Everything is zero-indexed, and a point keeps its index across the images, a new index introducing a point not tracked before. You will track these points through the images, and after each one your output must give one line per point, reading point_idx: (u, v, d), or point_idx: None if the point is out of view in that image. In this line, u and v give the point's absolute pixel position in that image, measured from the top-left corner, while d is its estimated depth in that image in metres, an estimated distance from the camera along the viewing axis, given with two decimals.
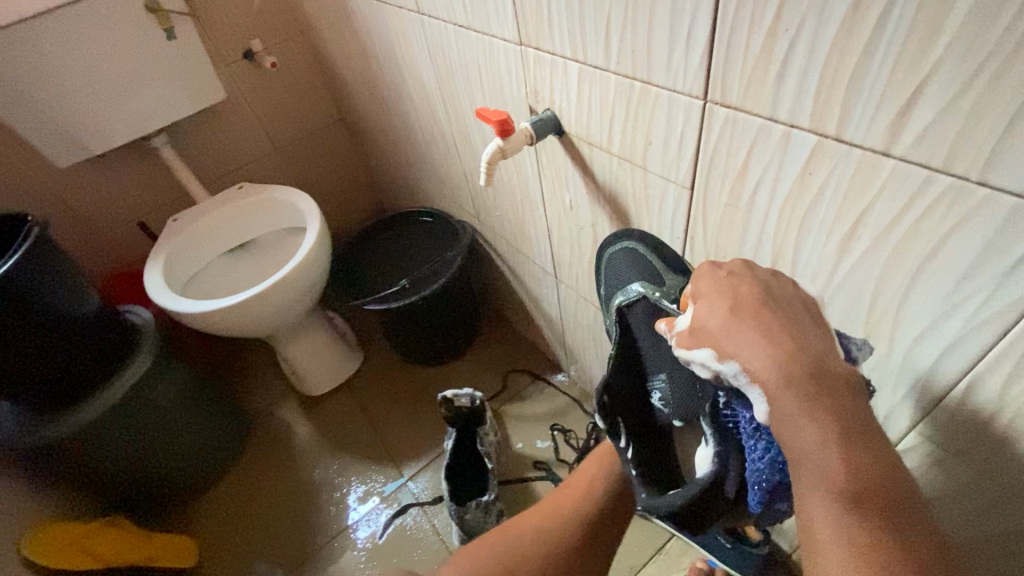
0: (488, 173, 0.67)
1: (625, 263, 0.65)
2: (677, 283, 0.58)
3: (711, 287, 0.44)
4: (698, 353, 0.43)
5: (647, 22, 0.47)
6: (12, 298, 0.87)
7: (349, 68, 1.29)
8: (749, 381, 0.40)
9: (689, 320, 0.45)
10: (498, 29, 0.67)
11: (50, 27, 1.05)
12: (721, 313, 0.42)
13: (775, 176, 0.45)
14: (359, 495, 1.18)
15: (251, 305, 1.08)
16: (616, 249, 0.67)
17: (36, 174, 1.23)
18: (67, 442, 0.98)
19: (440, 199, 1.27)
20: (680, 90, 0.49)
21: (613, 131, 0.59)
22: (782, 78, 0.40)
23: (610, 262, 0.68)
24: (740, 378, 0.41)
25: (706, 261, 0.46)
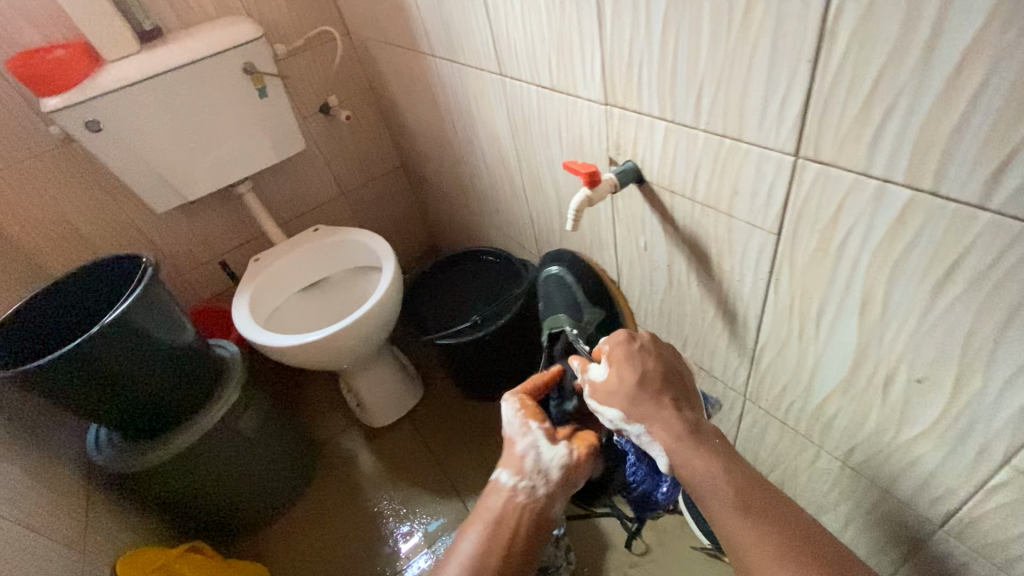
0: (576, 219, 0.72)
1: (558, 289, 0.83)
2: (593, 320, 0.76)
3: (627, 360, 0.63)
4: (611, 411, 0.63)
5: (741, 89, 0.53)
6: (129, 331, 0.96)
7: (417, 121, 1.39)
8: (650, 440, 0.60)
9: (603, 377, 0.64)
10: (584, 91, 0.75)
11: (165, 91, 1.18)
12: (629, 384, 0.62)
13: (867, 225, 0.50)
14: (406, 531, 1.20)
15: (330, 340, 1.15)
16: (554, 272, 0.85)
17: (136, 219, 1.35)
18: (164, 468, 1.05)
19: (501, 239, 1.35)
20: (772, 147, 0.54)
21: (698, 182, 0.65)
22: (876, 140, 0.45)
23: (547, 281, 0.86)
24: (643, 438, 0.61)
25: (623, 335, 0.64)
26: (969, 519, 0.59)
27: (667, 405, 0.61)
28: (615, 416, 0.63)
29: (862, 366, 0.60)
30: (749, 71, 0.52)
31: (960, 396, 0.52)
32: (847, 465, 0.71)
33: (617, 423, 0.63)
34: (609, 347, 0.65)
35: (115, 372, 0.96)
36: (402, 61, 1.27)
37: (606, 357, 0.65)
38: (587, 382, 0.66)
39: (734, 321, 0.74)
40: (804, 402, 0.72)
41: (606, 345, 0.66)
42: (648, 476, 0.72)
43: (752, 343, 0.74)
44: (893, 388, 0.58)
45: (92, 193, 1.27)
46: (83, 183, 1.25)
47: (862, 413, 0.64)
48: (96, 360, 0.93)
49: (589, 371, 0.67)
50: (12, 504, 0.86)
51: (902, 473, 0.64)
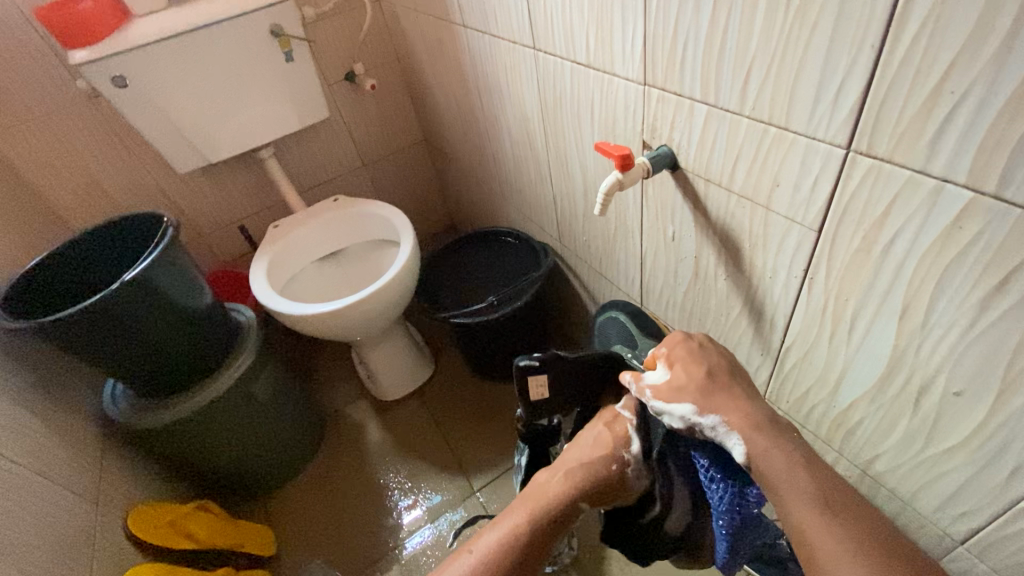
0: (605, 203, 0.70)
1: (615, 327, 0.91)
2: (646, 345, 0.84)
3: (688, 360, 0.64)
4: (679, 405, 0.61)
5: (793, 73, 0.50)
6: (148, 290, 0.96)
7: (444, 93, 1.36)
8: (727, 431, 0.58)
9: (662, 379, 0.64)
10: (622, 69, 0.72)
11: (190, 48, 1.16)
12: (698, 376, 0.62)
13: (920, 226, 0.47)
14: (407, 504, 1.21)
15: (345, 312, 1.15)
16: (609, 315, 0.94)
17: (159, 178, 1.35)
18: (177, 427, 1.06)
19: (522, 221, 1.32)
20: (820, 139, 0.51)
21: (736, 171, 0.62)
22: (939, 136, 0.42)
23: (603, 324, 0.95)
24: (719, 429, 0.58)
25: (682, 334, 0.66)
26: (997, 539, 0.57)
27: (720, 397, 0.60)
28: (689, 415, 0.60)
29: (895, 375, 0.58)
30: (804, 55, 0.49)
31: (1001, 414, 0.49)
32: (868, 474, 0.69)
33: (688, 418, 0.61)
34: (668, 349, 0.66)
35: (134, 330, 0.97)
36: (432, 31, 1.23)
37: (664, 359, 0.66)
38: (644, 388, 0.65)
39: (760, 319, 0.72)
40: (827, 407, 0.70)
41: (663, 349, 0.67)
42: (727, 478, 0.63)
43: (778, 343, 0.71)
44: (928, 400, 0.55)
45: (117, 149, 1.27)
46: (107, 139, 1.25)
47: (889, 422, 0.62)
48: (110, 317, 0.93)
49: (645, 379, 0.66)
50: (27, 452, 0.87)
51: (924, 486, 0.62)
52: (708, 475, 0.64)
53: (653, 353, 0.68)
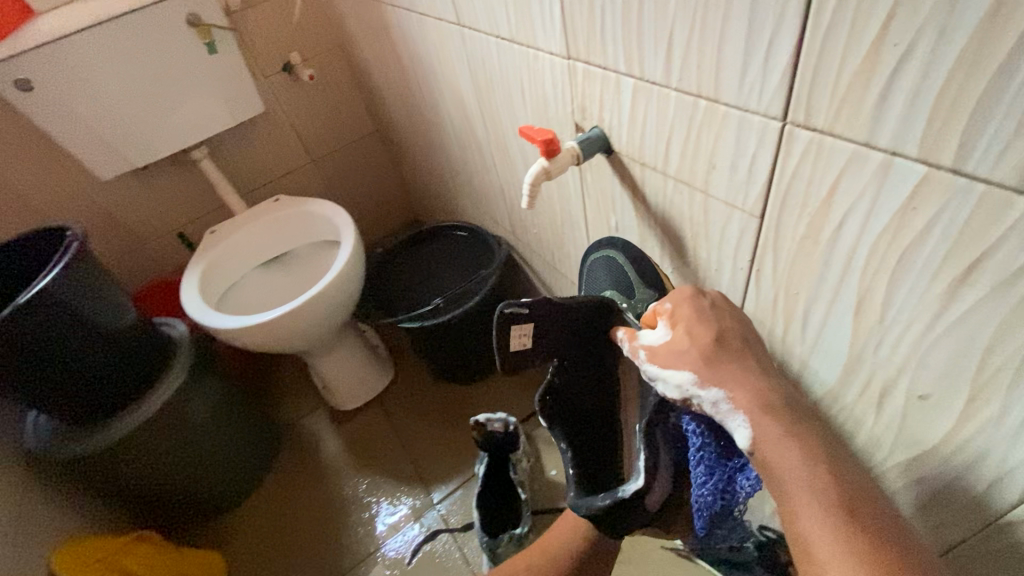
0: (532, 195, 0.62)
1: (604, 273, 0.70)
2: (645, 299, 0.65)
3: (688, 325, 0.54)
4: (677, 373, 0.52)
5: (717, 35, 0.42)
6: (52, 312, 0.87)
7: (385, 80, 1.27)
8: (731, 409, 0.48)
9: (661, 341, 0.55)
10: (545, 43, 0.63)
11: (95, 43, 1.05)
12: (703, 341, 0.52)
13: (870, 209, 0.40)
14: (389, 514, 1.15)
15: (283, 321, 1.07)
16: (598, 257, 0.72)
17: (80, 186, 1.25)
18: (103, 456, 0.98)
19: (476, 213, 1.25)
20: (754, 111, 0.44)
21: (670, 152, 0.54)
22: (884, 101, 0.35)
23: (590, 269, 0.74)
24: (722, 405, 0.49)
25: (692, 289, 0.55)
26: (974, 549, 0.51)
27: None
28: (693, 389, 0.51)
29: (854, 376, 0.51)
30: (727, 13, 0.41)
31: (973, 419, 0.43)
32: None
33: (685, 388, 0.51)
34: (673, 305, 0.55)
35: (40, 356, 0.88)
36: (364, 14, 1.14)
37: (668, 317, 0.55)
38: (639, 349, 0.56)
39: None
40: None
41: (666, 305, 0.56)
42: (721, 461, 0.57)
43: None
44: (891, 403, 0.49)
45: (30, 158, 1.17)
46: (16, 147, 1.15)
47: (853, 427, 0.55)
48: (11, 345, 0.85)
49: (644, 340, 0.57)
50: None
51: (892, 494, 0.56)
52: (701, 453, 0.58)
53: (656, 308, 0.56)
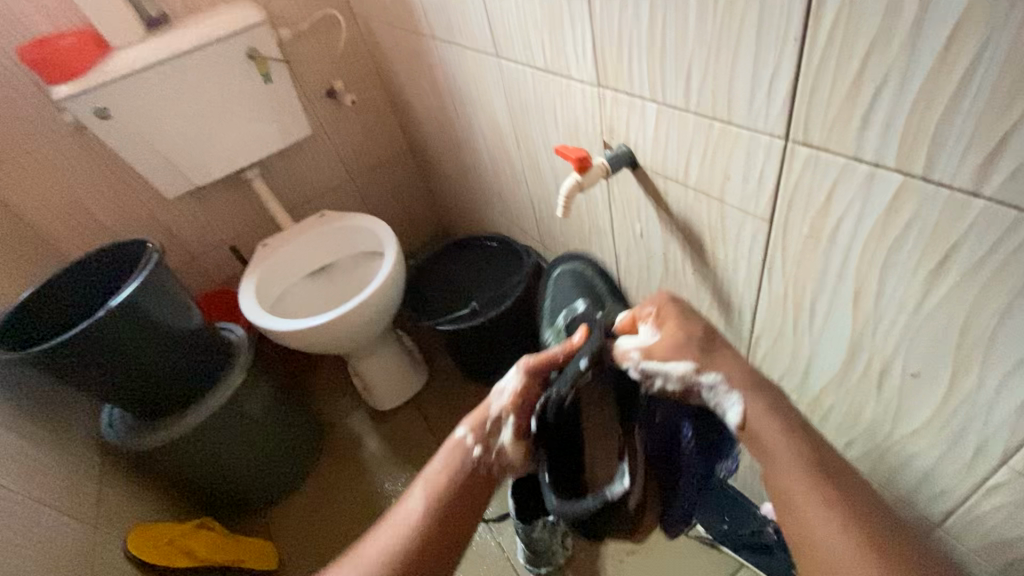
0: (566, 205, 0.71)
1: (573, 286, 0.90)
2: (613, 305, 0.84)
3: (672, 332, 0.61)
4: (677, 364, 0.58)
5: (729, 68, 0.51)
6: (134, 315, 0.98)
7: (421, 104, 1.38)
8: (727, 390, 0.56)
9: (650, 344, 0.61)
10: (577, 72, 0.72)
11: (168, 76, 1.18)
12: (693, 332, 0.60)
13: (860, 212, 0.47)
14: None
15: (332, 325, 1.16)
16: (567, 275, 0.92)
17: (146, 204, 1.37)
18: (172, 447, 1.08)
19: (506, 225, 1.34)
20: (761, 130, 0.52)
21: (690, 165, 0.63)
22: (866, 122, 0.42)
23: (559, 285, 0.93)
24: (719, 390, 0.56)
25: (668, 293, 0.64)
26: (971, 515, 0.57)
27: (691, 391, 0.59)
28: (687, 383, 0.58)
29: (856, 360, 0.58)
30: (736, 50, 0.49)
31: (958, 391, 0.49)
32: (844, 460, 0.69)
33: (684, 377, 0.58)
34: (656, 309, 0.63)
35: (123, 355, 0.99)
36: (404, 45, 1.25)
37: (655, 320, 0.62)
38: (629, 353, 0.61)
39: (729, 311, 0.72)
40: (801, 396, 0.69)
41: (647, 309, 0.65)
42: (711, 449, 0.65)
43: (748, 333, 0.71)
44: (889, 383, 0.55)
45: (105, 179, 1.30)
46: (94, 169, 1.28)
47: (858, 408, 0.62)
48: (100, 344, 0.95)
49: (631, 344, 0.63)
50: (23, 480, 0.89)
51: (897, 468, 0.62)
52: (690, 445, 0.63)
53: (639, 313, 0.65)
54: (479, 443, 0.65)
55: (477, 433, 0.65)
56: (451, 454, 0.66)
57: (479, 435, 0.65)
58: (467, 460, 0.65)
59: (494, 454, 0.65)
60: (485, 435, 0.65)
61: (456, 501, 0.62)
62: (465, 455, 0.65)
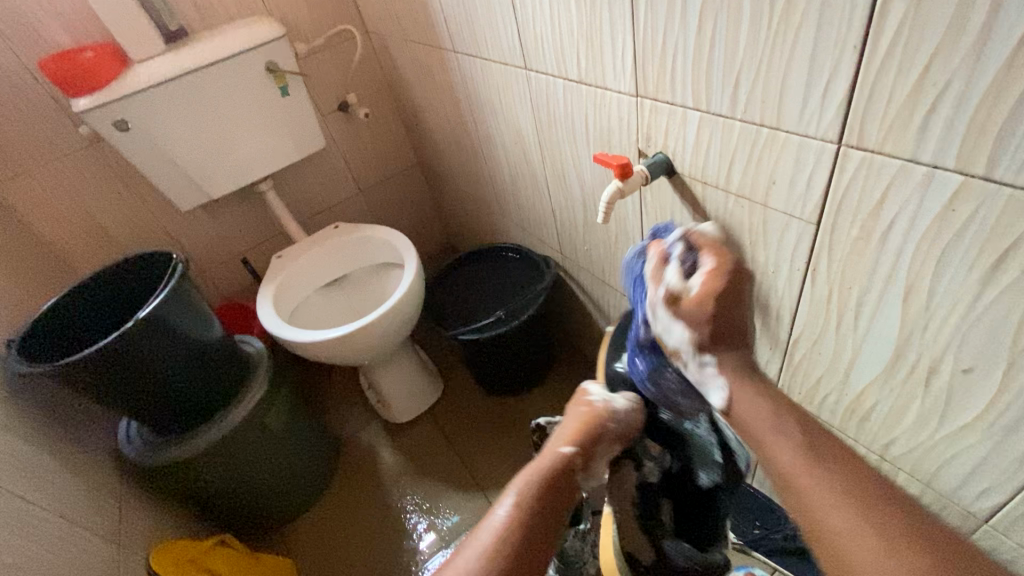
0: (607, 211, 0.72)
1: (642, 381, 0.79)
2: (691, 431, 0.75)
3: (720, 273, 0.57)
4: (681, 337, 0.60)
5: (780, 77, 0.53)
6: (161, 326, 0.97)
7: (436, 117, 1.39)
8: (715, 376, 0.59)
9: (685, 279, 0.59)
10: (614, 82, 0.74)
11: (188, 88, 1.18)
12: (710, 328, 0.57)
13: (914, 213, 0.49)
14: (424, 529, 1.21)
15: (354, 336, 1.16)
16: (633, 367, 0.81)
17: (160, 216, 1.36)
18: (194, 462, 1.06)
19: (522, 235, 1.35)
20: (812, 136, 0.53)
21: (732, 171, 0.64)
22: (926, 124, 0.45)
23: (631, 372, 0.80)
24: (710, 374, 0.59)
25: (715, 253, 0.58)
26: (1020, 511, 0.58)
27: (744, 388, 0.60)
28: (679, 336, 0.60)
29: (903, 358, 0.59)
30: (790, 59, 0.51)
31: (1010, 387, 0.51)
32: (884, 460, 0.70)
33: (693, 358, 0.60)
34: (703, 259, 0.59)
35: (148, 368, 0.98)
36: (421, 59, 1.27)
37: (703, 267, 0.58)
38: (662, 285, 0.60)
39: (767, 314, 0.73)
40: (840, 396, 0.71)
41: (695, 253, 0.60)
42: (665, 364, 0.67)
43: (786, 336, 0.72)
44: (937, 380, 0.57)
45: (120, 191, 1.29)
46: (109, 181, 1.27)
47: (902, 405, 0.63)
48: (128, 357, 0.94)
49: (668, 269, 0.61)
50: (50, 497, 0.86)
51: (942, 465, 0.63)
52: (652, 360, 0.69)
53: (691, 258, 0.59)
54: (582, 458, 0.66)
55: (580, 442, 0.67)
56: (549, 465, 0.64)
57: (584, 444, 0.67)
58: (566, 470, 0.65)
59: (589, 472, 0.67)
60: (587, 443, 0.67)
61: (550, 508, 0.61)
62: (567, 466, 0.65)
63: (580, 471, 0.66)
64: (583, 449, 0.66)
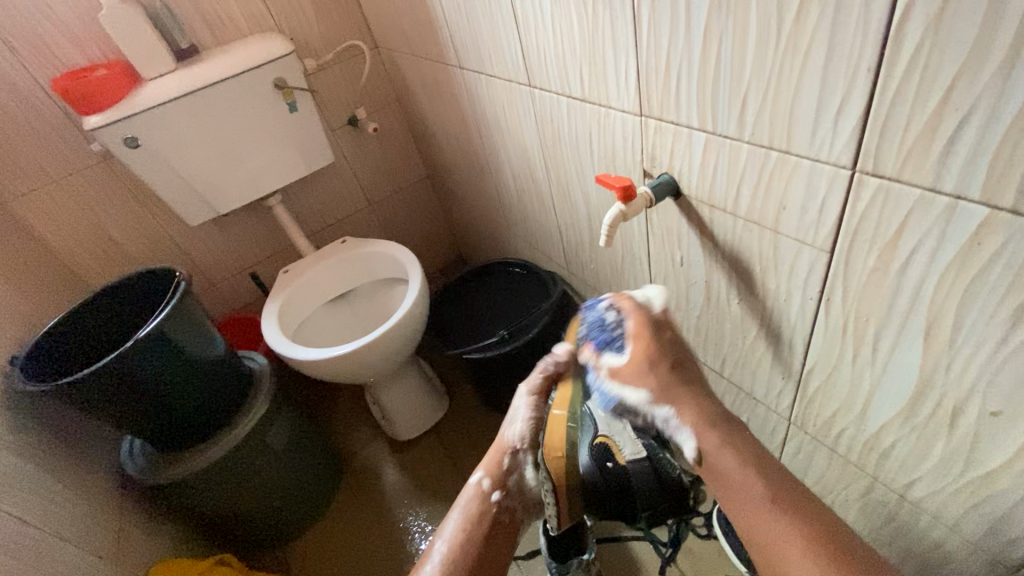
0: (609, 235, 0.69)
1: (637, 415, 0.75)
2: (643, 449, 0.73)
3: (644, 340, 0.68)
4: (634, 393, 0.66)
5: (790, 98, 0.50)
6: (161, 345, 0.96)
7: (444, 131, 1.38)
8: (678, 424, 0.64)
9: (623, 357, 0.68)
10: (618, 102, 0.72)
11: (197, 105, 1.19)
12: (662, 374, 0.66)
13: (935, 246, 0.46)
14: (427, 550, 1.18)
15: (356, 354, 1.14)
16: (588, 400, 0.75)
17: (170, 232, 1.37)
18: (195, 481, 1.05)
19: (530, 252, 1.32)
20: (825, 160, 0.50)
21: (741, 195, 0.61)
22: (949, 153, 0.41)
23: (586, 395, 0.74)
24: (671, 421, 0.64)
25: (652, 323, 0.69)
26: None
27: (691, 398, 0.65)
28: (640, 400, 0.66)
29: (926, 396, 0.55)
30: (800, 80, 0.48)
31: None
32: (906, 500, 0.66)
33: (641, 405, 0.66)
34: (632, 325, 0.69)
35: (147, 386, 0.97)
36: (429, 74, 1.26)
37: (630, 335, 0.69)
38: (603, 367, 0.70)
39: (779, 343, 0.70)
40: (857, 432, 0.67)
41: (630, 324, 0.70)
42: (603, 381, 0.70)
43: (799, 366, 0.69)
44: (963, 421, 0.53)
45: (131, 207, 1.30)
46: (120, 197, 1.28)
47: (924, 445, 0.59)
48: (126, 376, 0.93)
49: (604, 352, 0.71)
50: (48, 517, 0.86)
51: (969, 511, 0.59)
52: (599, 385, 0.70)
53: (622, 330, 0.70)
54: (496, 488, 0.74)
55: (494, 472, 0.75)
56: (470, 508, 0.73)
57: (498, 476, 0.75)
58: (484, 507, 0.73)
59: (512, 491, 0.75)
60: (499, 473, 0.75)
61: (478, 548, 0.69)
62: (483, 500, 0.73)
63: (502, 499, 0.74)
64: (497, 479, 0.74)
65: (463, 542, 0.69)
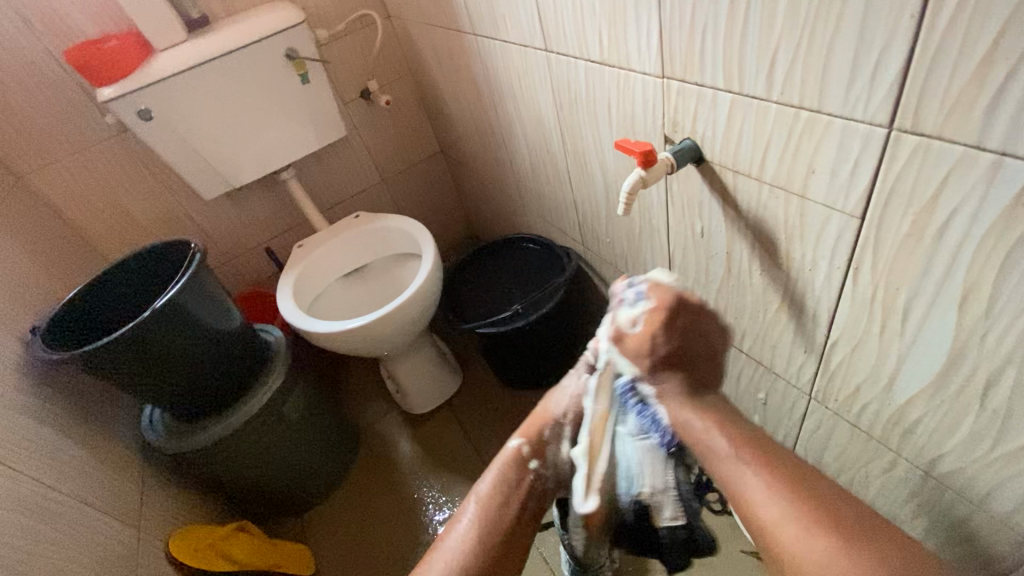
0: (628, 203, 0.67)
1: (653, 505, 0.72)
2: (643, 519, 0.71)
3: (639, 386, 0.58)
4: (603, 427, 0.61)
5: (824, 52, 0.47)
6: (177, 316, 0.97)
7: (457, 102, 1.35)
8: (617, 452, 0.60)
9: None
10: (638, 63, 0.69)
11: (209, 76, 1.18)
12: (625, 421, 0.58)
13: (975, 208, 0.44)
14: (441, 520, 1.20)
15: (368, 328, 1.14)
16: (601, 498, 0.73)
17: (185, 205, 1.37)
18: (213, 449, 1.07)
19: (544, 226, 1.30)
20: (859, 119, 0.48)
21: (767, 159, 0.59)
22: (996, 107, 0.39)
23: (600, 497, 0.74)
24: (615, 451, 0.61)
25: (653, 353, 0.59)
26: None
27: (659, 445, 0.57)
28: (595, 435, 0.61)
29: (957, 369, 0.53)
30: (835, 32, 0.46)
31: None
32: (930, 476, 0.64)
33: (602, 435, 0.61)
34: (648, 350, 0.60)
35: (164, 357, 0.98)
36: (442, 42, 1.22)
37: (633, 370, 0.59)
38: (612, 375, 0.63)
39: (802, 316, 0.68)
40: (882, 407, 0.65)
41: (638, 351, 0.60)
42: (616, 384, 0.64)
43: (822, 339, 0.67)
44: (996, 393, 0.51)
45: (146, 180, 1.30)
46: (135, 170, 1.28)
47: (952, 419, 0.57)
48: (143, 346, 0.94)
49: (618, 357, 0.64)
50: (71, 482, 0.89)
51: (997, 486, 0.57)
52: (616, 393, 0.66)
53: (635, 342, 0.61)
54: (534, 456, 0.68)
55: (531, 438, 0.69)
56: (503, 471, 0.67)
57: (535, 443, 0.69)
58: (519, 474, 0.67)
59: (547, 464, 0.68)
60: (537, 439, 0.69)
61: (513, 514, 0.64)
62: (518, 465, 0.67)
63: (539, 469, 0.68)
64: (534, 446, 0.68)
65: (499, 506, 0.64)
